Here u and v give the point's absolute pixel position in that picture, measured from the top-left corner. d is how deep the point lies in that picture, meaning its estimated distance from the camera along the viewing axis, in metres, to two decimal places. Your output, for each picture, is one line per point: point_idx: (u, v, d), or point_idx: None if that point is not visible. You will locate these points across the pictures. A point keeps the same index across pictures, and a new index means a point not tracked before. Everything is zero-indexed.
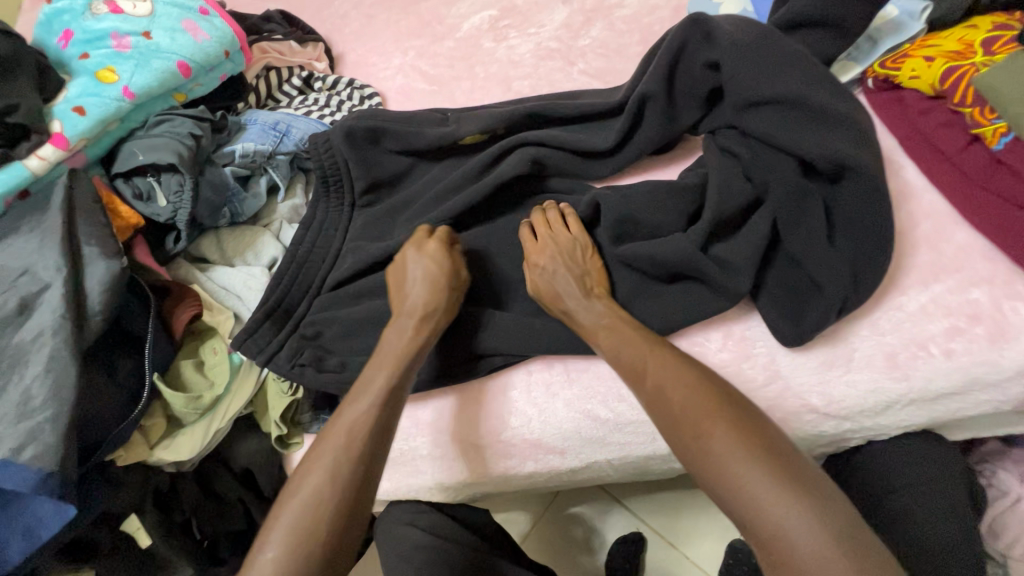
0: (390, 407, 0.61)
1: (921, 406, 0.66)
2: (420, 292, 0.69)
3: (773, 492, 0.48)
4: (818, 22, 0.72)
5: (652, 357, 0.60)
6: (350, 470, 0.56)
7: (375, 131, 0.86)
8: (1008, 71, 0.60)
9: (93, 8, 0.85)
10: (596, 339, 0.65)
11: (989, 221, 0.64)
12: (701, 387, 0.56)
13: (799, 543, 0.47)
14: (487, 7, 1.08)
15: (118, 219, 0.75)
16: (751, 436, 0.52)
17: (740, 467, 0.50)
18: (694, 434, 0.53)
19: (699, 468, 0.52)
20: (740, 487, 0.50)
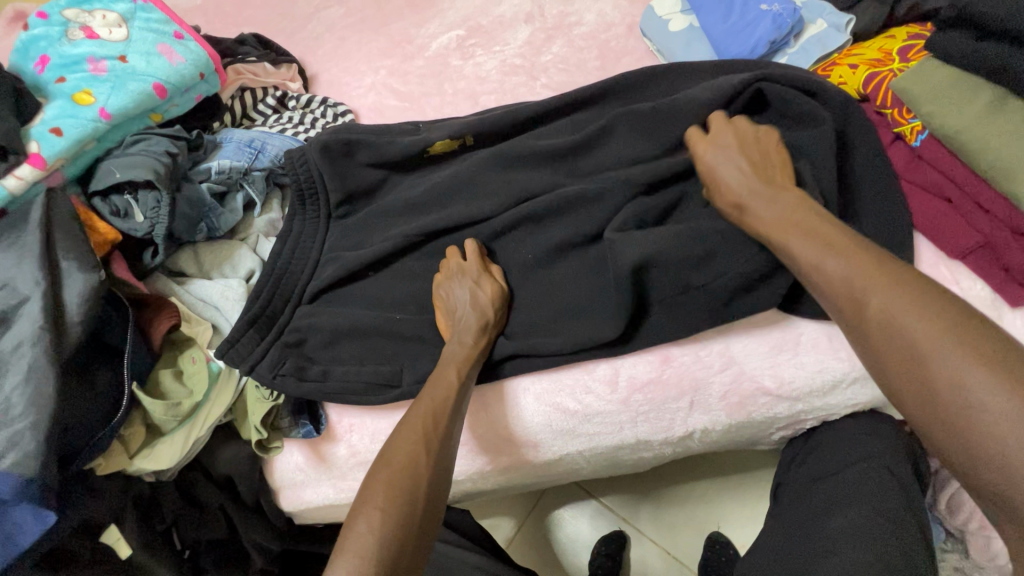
0: (432, 438, 0.64)
1: (864, 384, 0.71)
2: (471, 330, 0.74)
3: (941, 340, 0.45)
4: (791, 81, 0.73)
5: (795, 239, 0.57)
6: (407, 491, 0.59)
7: (349, 144, 0.90)
8: (919, 75, 0.66)
9: (69, 34, 0.88)
10: (779, 238, 0.59)
11: (921, 211, 0.68)
12: (936, 301, 0.47)
13: (966, 390, 0.43)
14: (453, 28, 1.13)
15: (95, 235, 0.78)
16: (916, 294, 0.48)
17: (987, 401, 0.42)
18: (919, 369, 0.45)
19: (923, 405, 0.45)
20: (928, 358, 0.45)
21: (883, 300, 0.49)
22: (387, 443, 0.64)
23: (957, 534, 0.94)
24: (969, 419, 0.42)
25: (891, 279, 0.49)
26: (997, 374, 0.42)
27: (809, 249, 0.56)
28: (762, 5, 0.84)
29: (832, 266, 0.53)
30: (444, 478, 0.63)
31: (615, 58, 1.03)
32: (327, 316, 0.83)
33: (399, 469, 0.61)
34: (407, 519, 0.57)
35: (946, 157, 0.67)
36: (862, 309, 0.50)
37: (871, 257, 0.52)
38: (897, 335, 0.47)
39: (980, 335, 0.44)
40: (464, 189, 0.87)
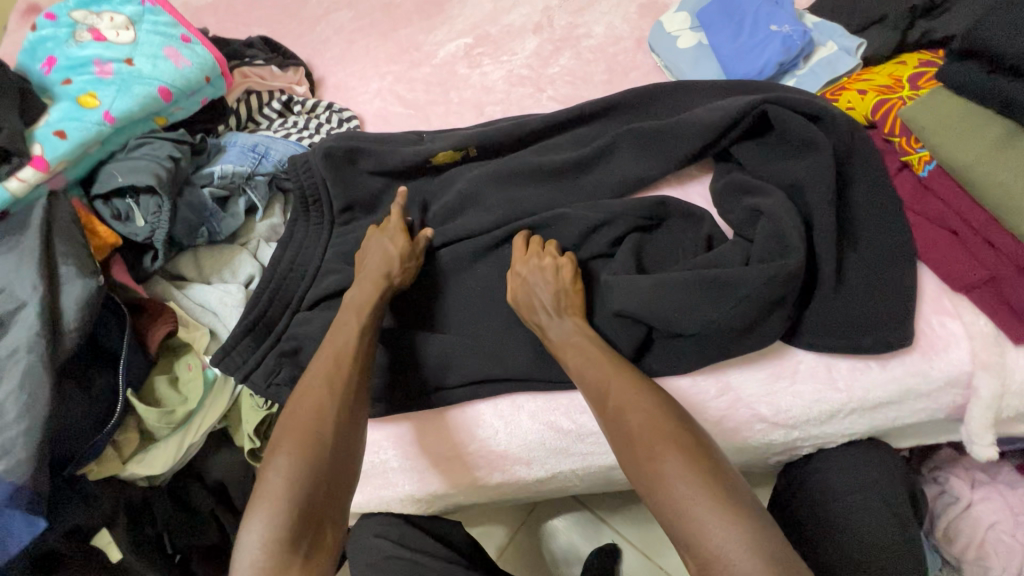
0: (339, 379, 0.64)
1: (863, 415, 0.69)
2: (372, 275, 0.75)
3: (652, 434, 0.56)
4: (795, 104, 0.72)
5: (565, 338, 0.68)
6: (314, 438, 0.59)
7: (353, 151, 0.90)
8: (926, 105, 0.65)
9: (76, 36, 0.88)
10: (564, 355, 0.68)
11: (928, 243, 0.67)
12: (672, 423, 0.57)
13: (671, 481, 0.53)
14: (462, 36, 1.13)
15: (96, 238, 0.78)
16: (646, 394, 0.60)
17: (674, 485, 0.53)
18: (660, 487, 0.53)
19: (664, 519, 0.53)
20: (644, 453, 0.55)
21: (616, 395, 0.60)
22: (293, 397, 0.64)
23: (955, 562, 0.93)
24: (672, 505, 0.52)
25: (624, 382, 0.61)
26: (687, 466, 0.53)
27: (579, 360, 0.66)
28: (772, 26, 0.83)
29: (587, 371, 0.64)
30: (357, 423, 0.63)
31: (622, 72, 1.02)
32: (319, 322, 0.78)
33: (302, 417, 0.61)
34: (319, 460, 0.58)
35: (955, 190, 0.66)
36: (626, 427, 0.58)
37: (627, 383, 0.61)
38: (625, 429, 0.58)
39: (702, 457, 0.54)
40: (468, 203, 0.87)
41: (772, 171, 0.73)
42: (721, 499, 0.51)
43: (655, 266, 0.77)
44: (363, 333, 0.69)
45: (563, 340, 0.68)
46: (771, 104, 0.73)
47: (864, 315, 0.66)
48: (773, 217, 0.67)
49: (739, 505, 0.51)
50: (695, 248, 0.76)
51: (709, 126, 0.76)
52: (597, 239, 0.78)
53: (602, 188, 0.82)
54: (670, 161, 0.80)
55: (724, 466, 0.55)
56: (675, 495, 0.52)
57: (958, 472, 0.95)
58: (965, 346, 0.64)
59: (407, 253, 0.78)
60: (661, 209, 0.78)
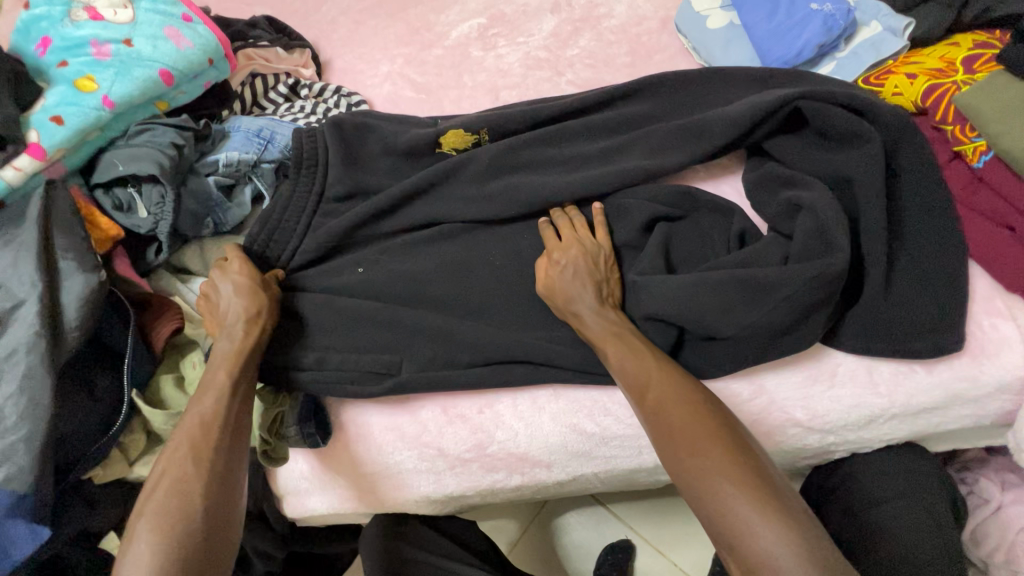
0: (204, 445, 0.58)
1: (904, 420, 0.66)
2: (240, 318, 0.69)
3: (699, 432, 0.53)
4: (835, 100, 0.67)
5: (602, 330, 0.65)
6: (179, 510, 0.53)
7: (362, 127, 0.88)
8: (988, 91, 0.61)
9: (72, 15, 0.83)
10: (603, 346, 0.64)
11: (981, 240, 0.63)
12: (715, 420, 0.54)
13: (719, 483, 0.50)
14: (475, 15, 1.08)
15: (96, 230, 0.75)
16: (688, 393, 0.57)
17: (721, 485, 0.50)
18: (702, 484, 0.51)
19: (705, 517, 0.50)
20: (687, 451, 0.53)
21: (656, 390, 0.58)
22: (157, 467, 0.57)
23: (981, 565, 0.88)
24: (717, 507, 0.49)
25: (666, 377, 0.59)
26: (734, 467, 0.50)
27: (618, 353, 0.62)
28: (813, 4, 0.77)
29: (626, 363, 0.61)
30: (234, 494, 0.57)
31: (646, 54, 0.96)
32: (348, 312, 0.78)
33: (169, 487, 0.54)
34: (186, 536, 0.52)
35: (1014, 181, 0.61)
36: (667, 421, 0.55)
37: (665, 376, 0.59)
38: (668, 426, 0.55)
39: (748, 455, 0.52)
40: (478, 198, 0.82)
41: (813, 164, 0.69)
42: (767, 500, 0.49)
43: (684, 262, 0.73)
44: (236, 398, 0.63)
45: (596, 333, 0.65)
46: (804, 101, 0.68)
47: (913, 319, 0.62)
48: (814, 212, 0.64)
49: (791, 511, 0.48)
50: (729, 243, 0.72)
51: (738, 120, 0.71)
52: (625, 226, 0.75)
53: (606, 179, 0.76)
54: (703, 151, 0.74)
55: (769, 468, 0.52)
56: (722, 497, 0.49)
57: (989, 473, 0.89)
58: (1018, 349, 0.61)
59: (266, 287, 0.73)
60: (687, 199, 0.75)
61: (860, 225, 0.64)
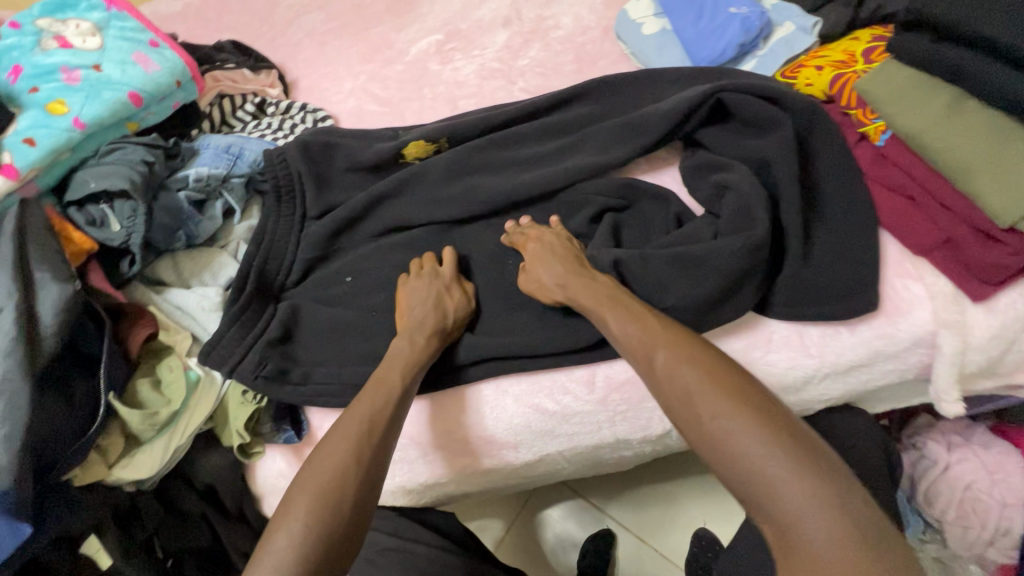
0: (364, 446, 0.63)
1: (836, 380, 0.71)
2: (424, 328, 0.75)
3: (716, 393, 0.53)
4: (749, 90, 0.74)
5: (604, 302, 0.66)
6: (330, 506, 0.58)
7: (328, 147, 0.94)
8: (880, 79, 0.68)
9: (42, 44, 0.87)
10: (601, 318, 0.66)
11: (891, 211, 0.69)
12: (730, 378, 0.54)
13: (741, 442, 0.50)
14: (432, 33, 1.14)
15: (70, 245, 0.77)
16: (697, 357, 0.57)
17: (746, 445, 0.50)
18: (725, 444, 0.51)
19: (733, 477, 0.50)
20: (705, 414, 0.53)
21: (666, 356, 0.58)
22: (312, 459, 0.62)
23: (935, 524, 0.92)
24: (744, 467, 0.49)
25: (673, 342, 0.59)
26: (757, 424, 0.50)
27: (624, 321, 0.63)
28: (732, 8, 0.85)
29: (631, 331, 0.62)
30: (376, 482, 0.62)
31: (591, 60, 1.04)
32: (325, 320, 0.84)
33: (325, 477, 0.60)
34: (331, 529, 0.57)
35: (910, 156, 0.68)
36: (681, 385, 0.55)
37: (675, 340, 0.60)
38: (684, 391, 0.55)
39: (770, 413, 0.51)
40: (440, 200, 0.87)
41: (737, 150, 0.76)
42: (794, 454, 0.49)
43: (633, 246, 0.78)
44: (397, 403, 0.68)
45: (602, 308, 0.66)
46: (724, 93, 0.75)
47: (832, 284, 0.68)
48: (739, 192, 0.70)
49: (816, 463, 0.48)
50: (670, 224, 0.78)
51: (668, 114, 0.78)
52: (576, 217, 0.81)
53: (554, 174, 0.82)
54: (640, 144, 0.80)
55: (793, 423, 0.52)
56: (746, 457, 0.49)
57: (935, 435, 0.94)
58: (928, 306, 0.66)
59: (463, 307, 0.78)
60: (629, 191, 0.80)
61: (783, 202, 0.70)
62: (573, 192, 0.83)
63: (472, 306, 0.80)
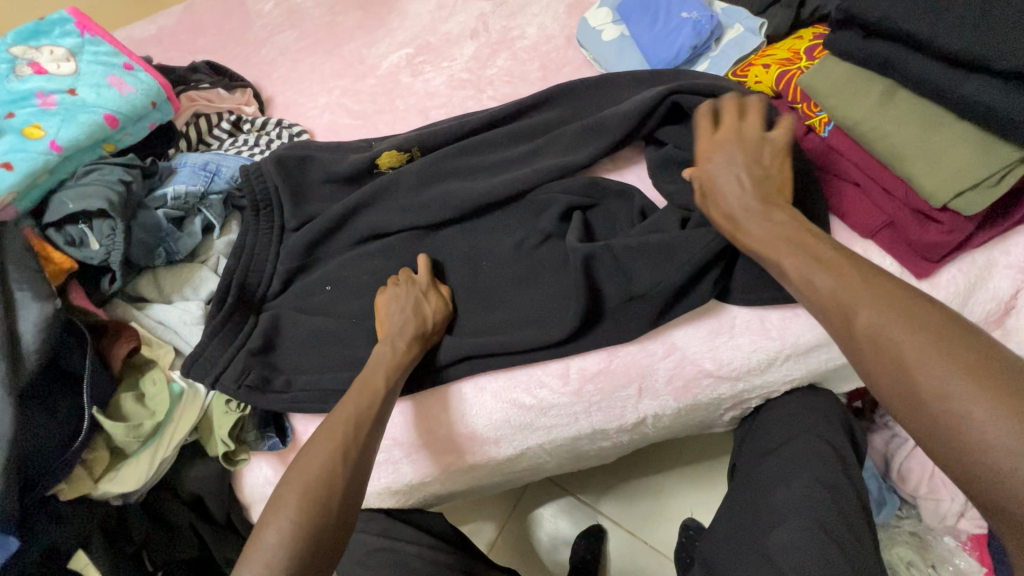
0: (349, 447, 0.65)
1: (797, 361, 0.75)
2: (407, 335, 0.76)
3: (921, 349, 0.47)
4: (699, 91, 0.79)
5: (783, 248, 0.60)
6: (320, 501, 0.60)
7: (303, 159, 0.96)
8: (822, 73, 0.72)
9: (17, 71, 0.89)
10: (783, 266, 0.60)
11: (837, 199, 0.74)
12: (947, 339, 0.47)
13: (948, 400, 0.44)
14: (403, 47, 1.18)
15: (50, 265, 0.79)
16: (908, 313, 0.49)
17: (965, 405, 0.44)
18: (942, 406, 0.45)
19: (940, 441, 0.44)
20: (914, 373, 0.47)
21: (871, 313, 0.51)
22: (295, 464, 0.64)
23: (909, 499, 0.95)
24: (958, 429, 0.43)
25: (880, 292, 0.52)
26: (976, 383, 0.44)
27: (803, 266, 0.58)
28: (683, 13, 0.90)
29: (822, 281, 0.56)
30: (365, 478, 0.65)
31: (556, 67, 1.07)
32: (305, 327, 0.86)
33: (311, 478, 0.61)
34: (316, 528, 0.59)
35: (851, 146, 0.72)
36: (888, 342, 0.49)
37: (880, 293, 0.52)
38: (891, 349, 0.49)
39: (1001, 375, 0.44)
40: (413, 207, 0.89)
41: (693, 147, 0.80)
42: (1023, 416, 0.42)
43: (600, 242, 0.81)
44: (381, 400, 0.70)
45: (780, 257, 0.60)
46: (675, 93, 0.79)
47: None
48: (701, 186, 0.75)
49: None
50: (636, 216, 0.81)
51: (625, 116, 0.82)
52: (545, 217, 0.84)
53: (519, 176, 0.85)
54: (601, 146, 0.84)
55: None
56: (957, 418, 0.44)
57: None
58: None
59: (440, 317, 0.80)
60: (595, 189, 0.84)
61: None
62: (541, 195, 0.86)
63: (449, 311, 0.82)
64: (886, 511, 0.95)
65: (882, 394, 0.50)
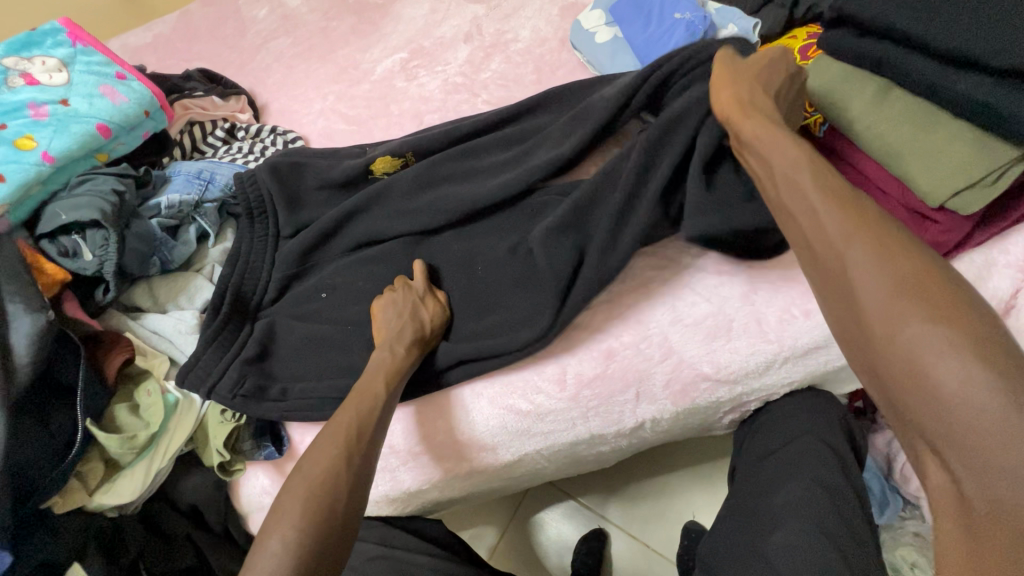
0: (352, 450, 0.65)
1: (795, 363, 0.74)
2: (405, 339, 0.76)
3: (890, 286, 0.45)
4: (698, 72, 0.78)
5: (782, 164, 0.55)
6: (323, 507, 0.60)
7: (297, 166, 0.96)
8: (816, 73, 0.72)
9: (9, 82, 0.89)
10: (786, 184, 0.54)
11: None
12: (917, 277, 0.44)
13: (905, 339, 0.43)
14: (397, 51, 1.17)
15: (43, 276, 0.78)
16: (888, 246, 0.46)
17: (925, 347, 0.42)
18: (901, 347, 0.43)
19: (896, 381, 0.43)
20: (879, 311, 0.45)
21: (855, 246, 0.47)
22: (299, 469, 0.63)
23: (912, 500, 0.94)
24: (915, 370, 0.42)
25: (864, 222, 0.48)
26: (937, 323, 0.42)
27: (798, 184, 0.53)
28: (676, 14, 0.90)
29: (811, 208, 0.51)
30: (369, 479, 0.65)
31: (550, 70, 1.07)
32: (300, 334, 0.85)
33: (314, 483, 0.61)
34: (325, 533, 0.58)
35: (847, 146, 0.71)
36: (857, 277, 0.46)
37: (862, 220, 0.48)
38: (860, 284, 0.46)
39: (959, 314, 0.42)
40: (406, 213, 0.89)
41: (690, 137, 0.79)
42: (979, 358, 0.40)
43: None
44: (382, 404, 0.70)
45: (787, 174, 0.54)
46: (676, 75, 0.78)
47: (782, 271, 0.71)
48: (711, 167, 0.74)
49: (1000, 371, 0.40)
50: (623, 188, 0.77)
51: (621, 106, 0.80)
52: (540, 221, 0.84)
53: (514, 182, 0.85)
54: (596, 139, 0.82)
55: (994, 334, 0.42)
56: (913, 358, 0.42)
57: None
58: None
59: (437, 322, 0.80)
60: None
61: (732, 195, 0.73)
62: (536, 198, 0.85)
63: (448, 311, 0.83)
64: (889, 512, 0.96)
65: (845, 330, 0.48)
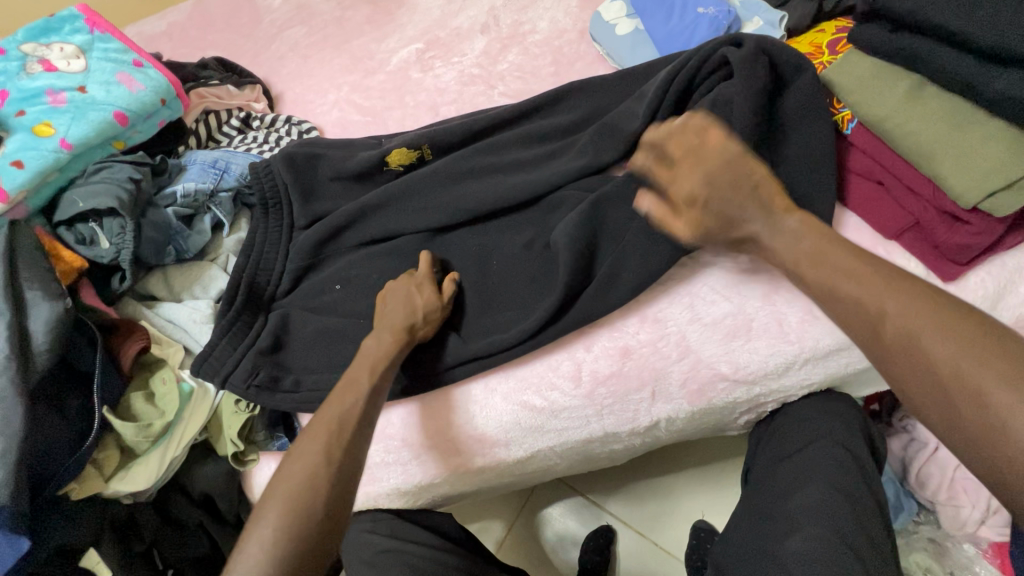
0: (336, 446, 0.62)
1: (815, 364, 0.73)
2: (394, 326, 0.75)
3: (940, 338, 0.46)
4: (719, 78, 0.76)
5: (802, 241, 0.58)
6: (308, 503, 0.57)
7: (312, 157, 0.95)
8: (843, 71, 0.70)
9: (27, 68, 0.89)
10: (810, 261, 0.57)
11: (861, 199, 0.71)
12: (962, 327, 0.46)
13: (970, 384, 0.43)
14: (413, 42, 1.16)
15: (61, 264, 0.77)
16: (922, 305, 0.48)
17: (992, 391, 0.42)
18: (967, 393, 0.44)
19: (971, 429, 0.43)
20: (936, 362, 0.46)
21: (893, 306, 0.49)
22: (287, 459, 0.61)
23: (927, 505, 0.93)
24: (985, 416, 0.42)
25: (891, 288, 0.50)
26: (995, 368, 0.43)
27: (825, 264, 0.55)
28: (699, 8, 0.88)
29: (837, 281, 0.53)
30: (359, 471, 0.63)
31: (568, 62, 1.05)
32: (314, 326, 0.85)
33: (298, 480, 0.59)
34: (306, 532, 0.56)
35: (876, 144, 0.69)
36: (906, 331, 0.48)
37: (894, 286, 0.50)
38: (908, 339, 0.47)
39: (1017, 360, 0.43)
40: (426, 209, 0.88)
41: None
42: None
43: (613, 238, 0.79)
44: (366, 399, 0.67)
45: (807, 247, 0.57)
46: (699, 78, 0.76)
47: None
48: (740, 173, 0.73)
49: None
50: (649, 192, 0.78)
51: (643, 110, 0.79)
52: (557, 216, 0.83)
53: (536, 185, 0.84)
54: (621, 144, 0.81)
55: None
56: (982, 403, 0.43)
57: None
58: None
59: (433, 308, 0.78)
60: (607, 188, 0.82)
61: None
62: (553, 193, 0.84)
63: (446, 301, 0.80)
64: (904, 516, 0.93)
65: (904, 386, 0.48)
